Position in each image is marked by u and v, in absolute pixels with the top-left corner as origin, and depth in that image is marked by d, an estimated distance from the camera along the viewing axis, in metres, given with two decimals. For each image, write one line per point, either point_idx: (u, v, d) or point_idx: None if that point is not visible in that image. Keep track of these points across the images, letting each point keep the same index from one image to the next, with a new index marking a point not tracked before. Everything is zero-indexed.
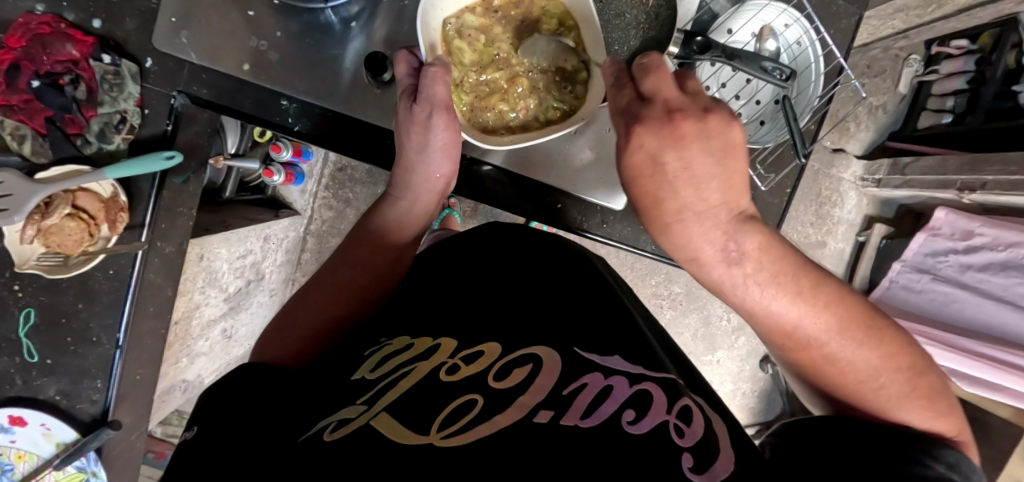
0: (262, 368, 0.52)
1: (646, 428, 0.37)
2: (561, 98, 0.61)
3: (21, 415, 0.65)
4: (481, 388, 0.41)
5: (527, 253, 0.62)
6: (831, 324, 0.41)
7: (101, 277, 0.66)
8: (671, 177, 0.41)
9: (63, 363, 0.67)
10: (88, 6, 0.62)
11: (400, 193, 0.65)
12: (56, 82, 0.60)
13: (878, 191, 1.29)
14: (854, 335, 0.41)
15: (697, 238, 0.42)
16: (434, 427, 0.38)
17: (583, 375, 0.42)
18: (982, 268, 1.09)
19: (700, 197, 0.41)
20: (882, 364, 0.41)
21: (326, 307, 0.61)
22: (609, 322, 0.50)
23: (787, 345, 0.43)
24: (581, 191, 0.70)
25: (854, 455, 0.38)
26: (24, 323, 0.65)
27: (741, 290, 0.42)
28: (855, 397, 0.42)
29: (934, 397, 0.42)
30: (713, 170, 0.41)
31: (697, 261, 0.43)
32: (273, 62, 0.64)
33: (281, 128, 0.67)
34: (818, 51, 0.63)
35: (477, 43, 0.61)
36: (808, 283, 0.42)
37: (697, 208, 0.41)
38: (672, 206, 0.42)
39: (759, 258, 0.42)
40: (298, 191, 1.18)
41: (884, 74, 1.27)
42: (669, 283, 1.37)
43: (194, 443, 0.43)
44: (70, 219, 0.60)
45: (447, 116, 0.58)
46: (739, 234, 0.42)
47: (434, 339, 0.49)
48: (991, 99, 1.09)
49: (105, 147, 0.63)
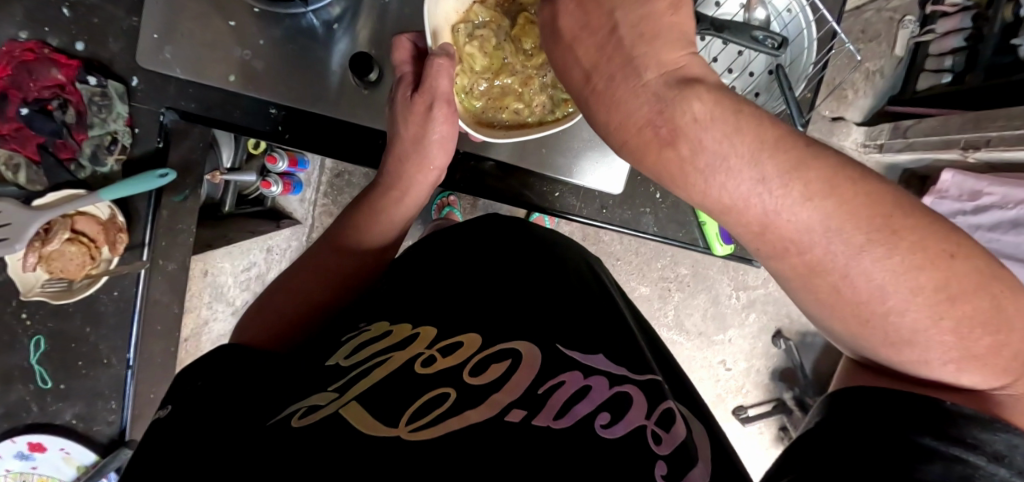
0: (243, 350, 0.52)
1: (620, 433, 0.38)
2: (570, 89, 0.61)
3: (40, 441, 0.66)
4: (456, 382, 0.42)
5: (508, 248, 0.61)
6: (910, 274, 0.29)
7: (106, 299, 0.66)
8: (569, 42, 0.32)
9: (76, 387, 0.67)
10: (71, 29, 0.62)
11: (392, 181, 0.65)
12: (44, 108, 0.59)
13: (881, 157, 1.26)
14: (859, 218, 0.29)
15: (612, 107, 0.31)
16: (403, 419, 0.38)
17: (561, 373, 0.42)
18: (992, 227, 1.08)
19: (603, 57, 0.31)
20: (904, 266, 0.29)
21: (312, 289, 0.61)
22: (597, 316, 0.51)
23: (846, 295, 0.31)
24: (582, 177, 0.69)
25: (876, 446, 0.35)
26: (35, 350, 0.65)
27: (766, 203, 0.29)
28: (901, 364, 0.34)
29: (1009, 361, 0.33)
30: (616, 24, 0.31)
31: (625, 146, 0.32)
32: (259, 71, 0.64)
33: (273, 137, 0.67)
34: (809, 16, 0.62)
35: (487, 44, 0.58)
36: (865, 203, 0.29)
37: (601, 71, 0.31)
38: (579, 78, 0.33)
39: (708, 132, 0.29)
40: (296, 200, 1.15)
41: (879, 38, 1.26)
42: (675, 264, 1.36)
43: (164, 423, 0.44)
44: (70, 243, 0.60)
45: (447, 109, 0.60)
46: (669, 100, 0.29)
47: (414, 329, 0.49)
48: (991, 54, 1.07)
49: (99, 170, 0.63)
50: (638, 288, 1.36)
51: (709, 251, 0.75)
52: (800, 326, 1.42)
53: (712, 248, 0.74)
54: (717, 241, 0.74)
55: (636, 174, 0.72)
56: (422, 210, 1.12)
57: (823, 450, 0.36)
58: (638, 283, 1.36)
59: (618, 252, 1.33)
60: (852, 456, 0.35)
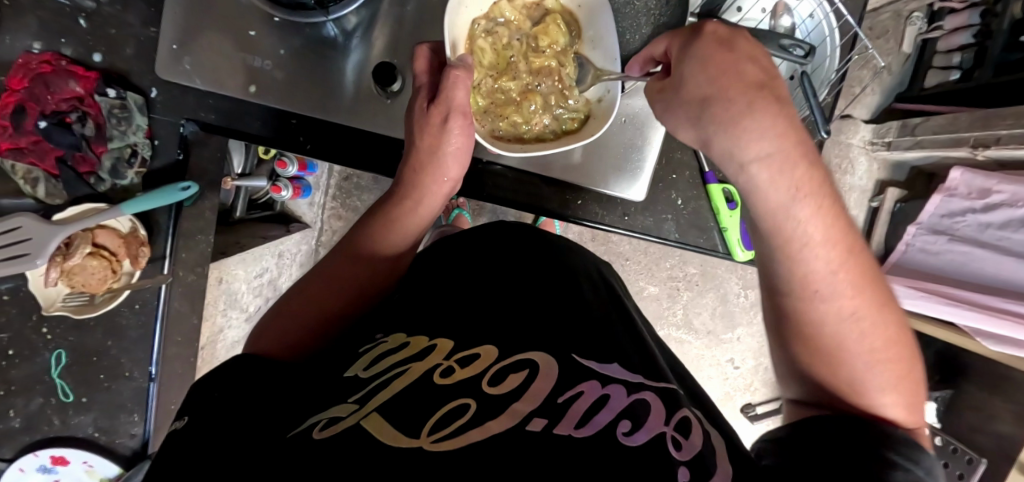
0: (259, 359, 0.50)
1: (642, 440, 0.37)
2: (572, 109, 0.63)
3: (63, 455, 0.66)
4: (475, 392, 0.40)
5: (522, 257, 0.61)
6: (848, 280, 0.43)
7: (127, 312, 0.65)
8: (726, 84, 0.40)
9: (98, 401, 0.67)
10: (87, 39, 0.61)
11: (406, 191, 0.62)
12: (63, 121, 0.59)
13: (889, 155, 1.28)
14: (842, 259, 0.43)
15: (764, 130, 0.39)
16: (424, 430, 0.37)
17: (579, 383, 0.41)
18: (1003, 226, 1.09)
19: (755, 97, 0.40)
20: (861, 305, 0.43)
21: (329, 301, 0.58)
22: (621, 337, 0.50)
23: (811, 293, 0.43)
24: (604, 185, 0.70)
25: (843, 452, 0.39)
26: (57, 364, 0.65)
27: (791, 209, 0.41)
28: (847, 369, 0.44)
29: (909, 388, 0.45)
30: (759, 81, 0.41)
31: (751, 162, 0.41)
32: (278, 80, 0.63)
33: (294, 147, 0.66)
34: (833, 23, 0.63)
35: (498, 44, 0.61)
36: (838, 234, 0.42)
37: (760, 102, 0.40)
38: (733, 107, 0.40)
39: (798, 166, 0.41)
40: (305, 204, 1.16)
41: (886, 35, 1.27)
42: (684, 264, 1.36)
43: (182, 432, 0.42)
44: (92, 258, 0.59)
45: (463, 121, 0.58)
46: (797, 134, 0.40)
47: (432, 340, 0.47)
48: (1000, 52, 1.06)
49: (119, 183, 0.62)
50: (647, 288, 1.37)
51: (729, 257, 0.74)
52: None
53: (733, 254, 0.74)
54: (738, 246, 0.75)
55: (657, 181, 0.73)
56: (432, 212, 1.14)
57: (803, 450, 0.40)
58: (647, 282, 1.37)
59: (626, 252, 1.35)
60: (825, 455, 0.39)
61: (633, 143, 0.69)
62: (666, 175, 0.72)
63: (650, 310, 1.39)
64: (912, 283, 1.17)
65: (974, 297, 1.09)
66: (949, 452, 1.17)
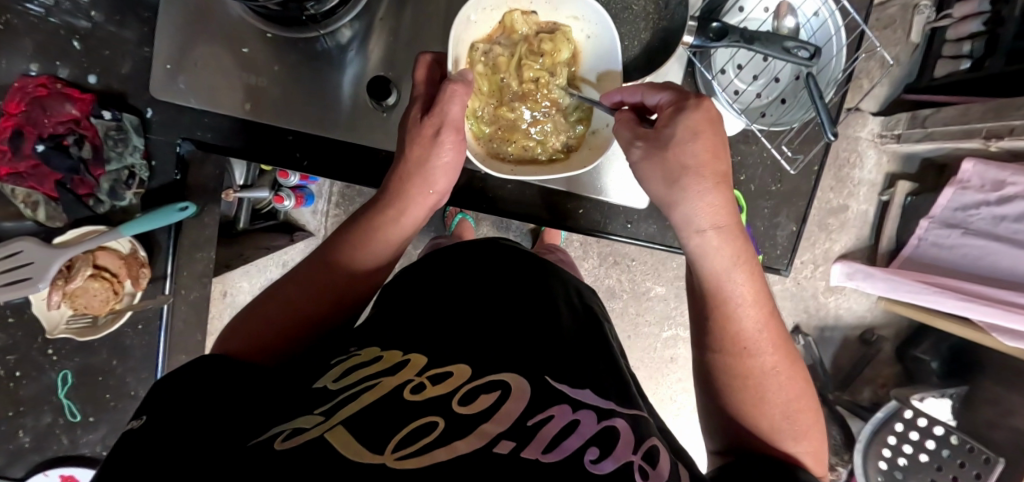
0: (230, 360, 0.49)
1: (609, 469, 0.35)
2: (575, 123, 0.63)
3: (72, 474, 0.66)
4: (443, 410, 0.37)
5: (500, 272, 0.59)
6: (767, 339, 0.48)
7: (131, 332, 0.65)
8: (703, 156, 0.46)
9: (105, 420, 0.67)
10: (82, 61, 0.61)
11: (389, 199, 0.60)
12: (60, 144, 0.58)
13: (899, 147, 1.27)
14: (765, 316, 0.49)
15: (715, 205, 0.46)
16: (389, 446, 0.34)
17: (550, 406, 0.38)
18: (1018, 218, 1.07)
19: (720, 176, 0.47)
20: (778, 362, 0.49)
21: (301, 303, 0.55)
22: (596, 361, 0.47)
23: (741, 349, 0.48)
24: (603, 195, 0.69)
25: None
26: (63, 384, 0.65)
27: (730, 276, 0.47)
28: (766, 416, 0.49)
29: (812, 432, 0.50)
30: (724, 167, 0.47)
31: (704, 232, 0.46)
32: (274, 97, 0.63)
33: (291, 164, 0.65)
34: (838, 22, 0.60)
35: (491, 69, 0.61)
36: (760, 299, 0.49)
37: (722, 182, 0.47)
38: (701, 177, 0.46)
39: (735, 242, 0.47)
40: (309, 212, 1.12)
41: (893, 25, 1.24)
42: None
43: (139, 435, 0.39)
44: (93, 280, 0.59)
45: (456, 137, 0.57)
46: (738, 216, 0.48)
47: (405, 354, 0.44)
48: (1010, 41, 1.04)
49: (118, 204, 0.62)
50: (653, 288, 1.35)
51: None
52: (819, 321, 1.40)
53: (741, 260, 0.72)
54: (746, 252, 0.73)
55: None
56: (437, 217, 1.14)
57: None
58: (654, 283, 1.36)
59: (632, 252, 1.34)
60: None
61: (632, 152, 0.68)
62: None
63: (658, 310, 1.37)
64: (919, 277, 1.17)
65: (988, 291, 1.07)
66: (965, 451, 1.15)
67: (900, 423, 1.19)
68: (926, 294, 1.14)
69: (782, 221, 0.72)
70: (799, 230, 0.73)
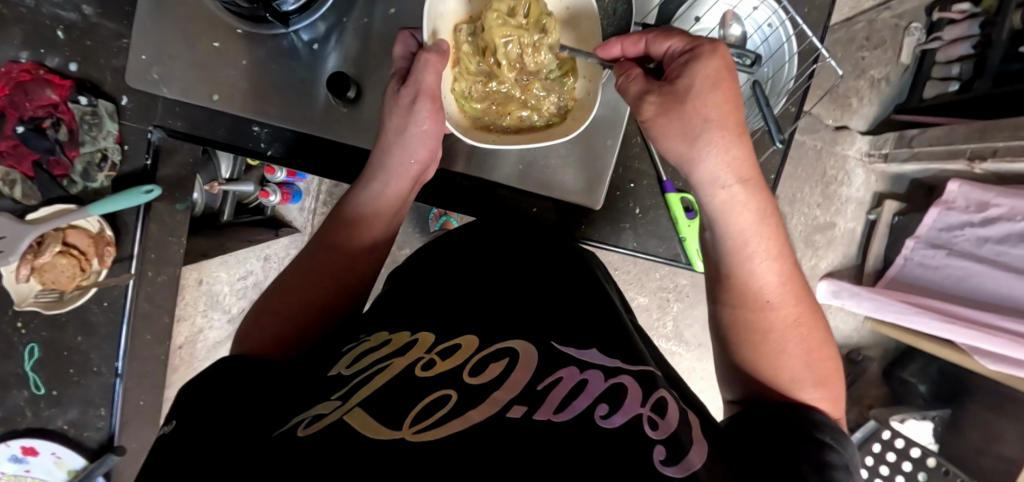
0: (247, 360, 0.47)
1: (620, 423, 0.33)
2: (567, 87, 0.60)
3: (33, 446, 0.68)
4: (456, 383, 0.36)
5: (515, 236, 0.59)
6: (785, 289, 0.49)
7: (96, 309, 0.68)
8: (717, 120, 0.45)
9: (68, 394, 0.69)
10: (65, 50, 0.65)
11: (373, 174, 0.60)
12: (39, 126, 0.63)
13: (887, 167, 1.25)
14: (784, 262, 0.49)
15: (727, 162, 0.46)
16: (407, 421, 0.33)
17: (558, 369, 0.37)
18: (1001, 240, 1.06)
19: (737, 135, 0.46)
20: (795, 313, 0.49)
21: (308, 293, 0.55)
22: (588, 309, 0.47)
23: (755, 298, 0.49)
24: (559, 195, 0.70)
25: (777, 444, 0.41)
26: (29, 357, 0.67)
27: (749, 237, 0.48)
28: (781, 366, 0.49)
29: (830, 380, 0.50)
30: (740, 123, 0.47)
31: (717, 182, 0.47)
32: (242, 90, 0.65)
33: (256, 154, 0.68)
34: (789, 30, 0.63)
35: (473, 48, 0.58)
36: (779, 252, 0.49)
37: (738, 136, 0.46)
38: (712, 136, 0.45)
39: (750, 199, 0.47)
40: (296, 209, 1.16)
41: (885, 45, 1.24)
42: (674, 275, 1.35)
43: (171, 436, 0.38)
44: (61, 256, 0.62)
45: (431, 105, 0.57)
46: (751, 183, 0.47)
47: (413, 335, 0.43)
48: (999, 62, 1.03)
49: (90, 185, 0.65)
50: (636, 299, 1.35)
51: (690, 267, 0.74)
52: None
53: (693, 264, 0.74)
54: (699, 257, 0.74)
55: (615, 189, 0.73)
56: (420, 217, 1.16)
57: (747, 442, 0.42)
58: (637, 293, 1.35)
59: (614, 262, 1.31)
60: (763, 447, 0.41)
61: (591, 157, 0.70)
62: (625, 183, 0.73)
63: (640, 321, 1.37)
64: (903, 297, 1.17)
65: (967, 312, 1.06)
66: (941, 473, 1.15)
67: (877, 444, 1.21)
68: (909, 315, 1.12)
69: None
70: None
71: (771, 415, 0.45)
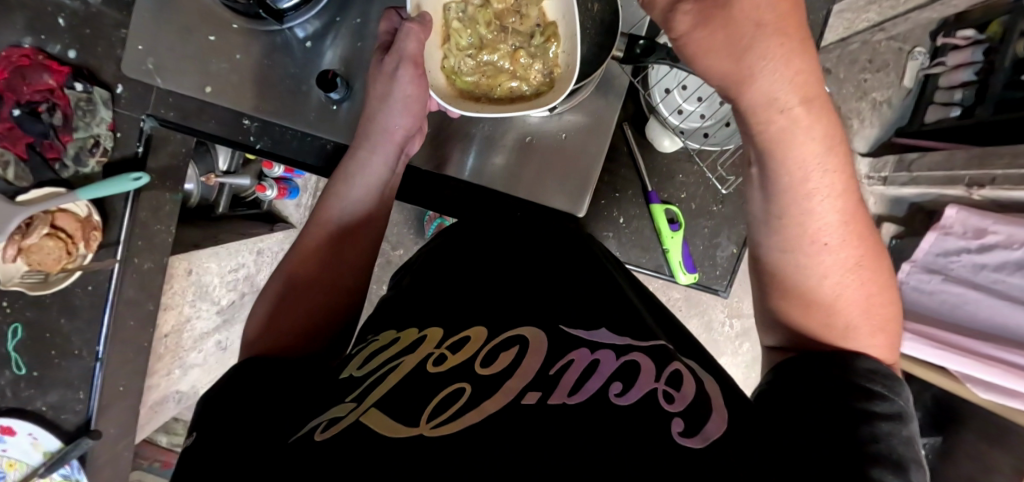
0: (263, 360, 0.45)
1: (634, 399, 0.32)
2: (552, 53, 0.59)
3: (10, 425, 0.70)
4: (469, 376, 0.35)
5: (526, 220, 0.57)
6: (845, 226, 0.39)
7: (81, 292, 0.69)
8: (772, 32, 0.36)
9: (49, 375, 0.71)
10: (65, 38, 0.66)
11: (360, 142, 0.60)
12: (35, 110, 0.65)
13: (885, 190, 1.22)
14: (848, 196, 0.39)
15: (784, 76, 0.36)
16: (424, 416, 0.32)
17: (569, 351, 0.36)
18: (997, 268, 1.04)
19: (798, 46, 0.37)
20: (853, 254, 0.40)
21: (312, 279, 0.55)
22: (570, 276, 0.46)
23: (808, 238, 0.40)
24: (546, 201, 0.70)
25: (816, 411, 0.35)
26: (12, 337, 0.70)
27: (808, 167, 0.38)
28: (829, 314, 0.40)
29: (887, 324, 0.41)
30: (802, 31, 0.37)
31: (777, 103, 0.37)
32: (233, 82, 0.66)
33: (245, 147, 0.69)
34: None
35: (461, 23, 0.59)
36: (844, 186, 0.39)
37: (798, 44, 0.37)
38: (767, 48, 0.36)
39: (815, 123, 0.38)
40: (293, 205, 1.18)
41: (887, 68, 1.21)
42: (666, 289, 1.18)
43: (195, 447, 0.37)
44: (48, 238, 0.63)
45: (414, 71, 0.56)
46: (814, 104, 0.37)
47: (422, 332, 0.41)
48: (1000, 90, 1.03)
49: (82, 170, 0.67)
50: None
51: (673, 280, 0.75)
52: None
53: (677, 276, 0.74)
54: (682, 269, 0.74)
55: (599, 198, 0.74)
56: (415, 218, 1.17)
57: (779, 414, 0.36)
58: None
59: None
60: (800, 419, 0.35)
61: (580, 163, 0.70)
62: (611, 192, 0.74)
63: None
64: None
65: (959, 340, 1.04)
66: None
67: None
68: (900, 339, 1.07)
69: (722, 242, 0.75)
70: (739, 251, 0.75)
71: (815, 374, 0.38)
